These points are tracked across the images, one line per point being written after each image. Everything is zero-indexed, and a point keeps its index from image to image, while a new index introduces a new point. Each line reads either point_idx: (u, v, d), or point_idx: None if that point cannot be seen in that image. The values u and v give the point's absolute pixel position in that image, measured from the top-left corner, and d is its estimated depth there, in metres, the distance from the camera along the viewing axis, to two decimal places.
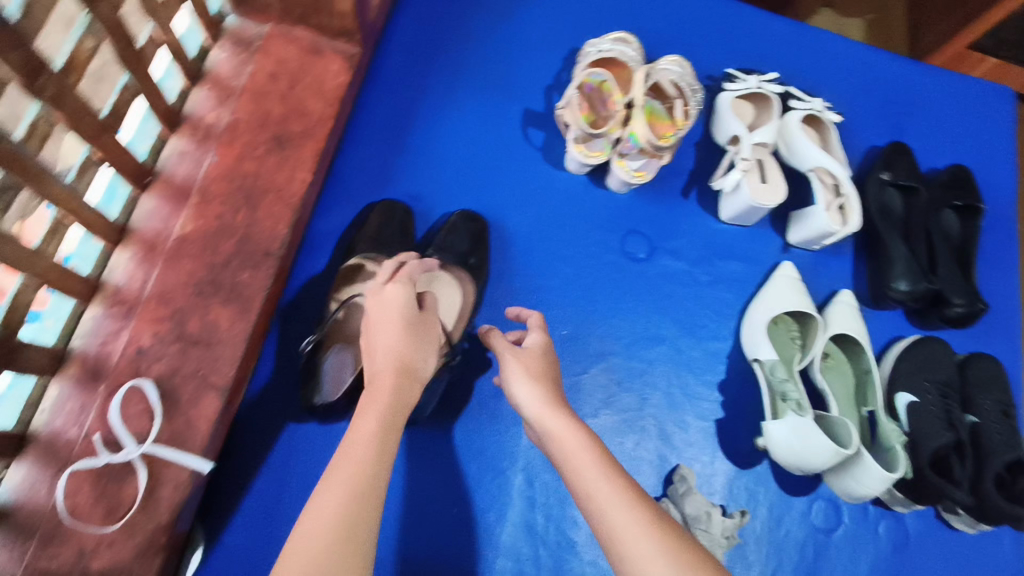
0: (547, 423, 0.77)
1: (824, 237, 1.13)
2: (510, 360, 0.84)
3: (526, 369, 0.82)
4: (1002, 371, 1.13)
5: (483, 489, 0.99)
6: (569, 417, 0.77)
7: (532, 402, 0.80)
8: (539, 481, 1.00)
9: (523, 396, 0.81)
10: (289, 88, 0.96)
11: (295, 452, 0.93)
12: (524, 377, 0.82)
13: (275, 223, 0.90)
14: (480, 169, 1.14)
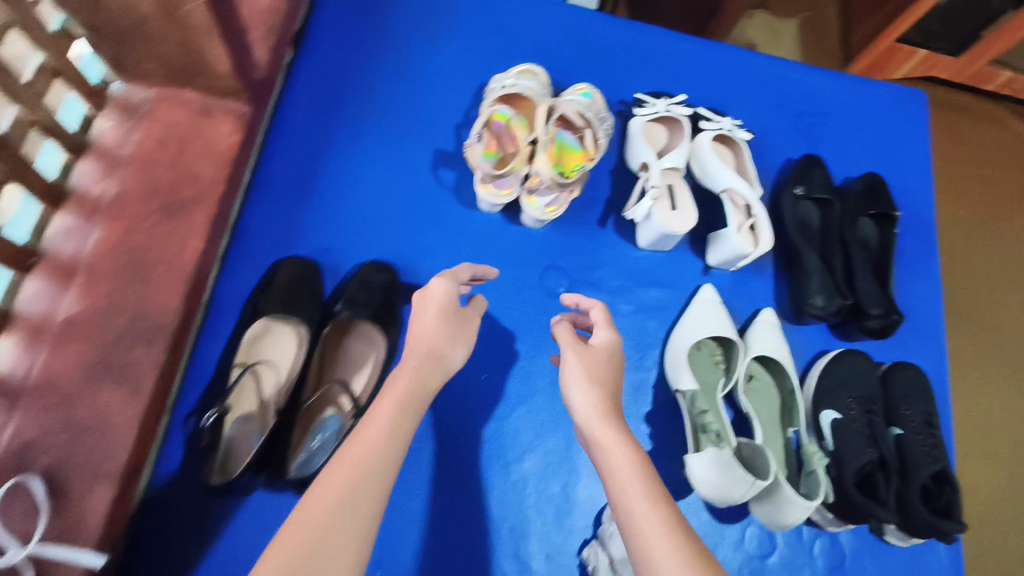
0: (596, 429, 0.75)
1: (739, 259, 1.13)
2: (573, 358, 0.83)
3: (586, 373, 0.80)
4: (925, 379, 1.13)
5: (412, 551, 0.96)
6: (619, 428, 0.75)
7: (584, 406, 0.78)
8: (469, 536, 0.99)
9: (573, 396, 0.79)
10: (178, 153, 0.94)
11: (204, 530, 0.89)
12: (580, 378, 0.80)
13: (168, 296, 0.88)
14: (393, 215, 1.13)
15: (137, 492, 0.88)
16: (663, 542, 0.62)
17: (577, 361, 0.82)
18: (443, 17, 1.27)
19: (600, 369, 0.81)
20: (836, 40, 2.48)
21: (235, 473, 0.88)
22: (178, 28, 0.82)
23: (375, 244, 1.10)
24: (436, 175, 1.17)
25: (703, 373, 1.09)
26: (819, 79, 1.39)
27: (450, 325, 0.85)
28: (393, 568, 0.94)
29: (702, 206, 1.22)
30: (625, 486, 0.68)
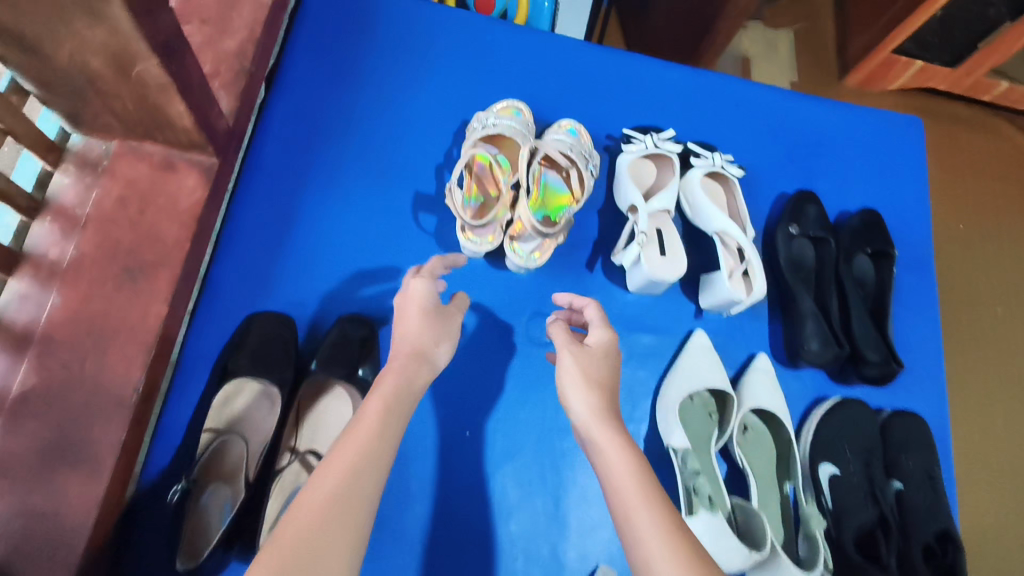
0: (595, 433, 0.73)
1: (732, 305, 1.08)
2: (570, 358, 0.81)
3: (582, 374, 0.79)
4: (925, 428, 1.10)
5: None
6: (616, 434, 0.73)
7: (583, 410, 0.76)
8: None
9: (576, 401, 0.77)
10: (139, 213, 0.90)
11: None
12: (578, 380, 0.78)
13: (128, 366, 0.83)
14: (371, 264, 1.08)
15: (111, 538, 0.83)
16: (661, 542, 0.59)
17: (575, 362, 0.80)
18: (422, 52, 1.22)
19: (596, 370, 0.79)
20: (832, 52, 2.44)
21: (203, 554, 0.83)
22: (133, 88, 0.77)
23: (352, 295, 1.06)
24: (416, 219, 1.12)
25: (695, 426, 1.05)
26: (814, 108, 1.34)
27: (435, 322, 0.86)
28: None
29: (694, 247, 1.18)
30: (620, 489, 0.66)
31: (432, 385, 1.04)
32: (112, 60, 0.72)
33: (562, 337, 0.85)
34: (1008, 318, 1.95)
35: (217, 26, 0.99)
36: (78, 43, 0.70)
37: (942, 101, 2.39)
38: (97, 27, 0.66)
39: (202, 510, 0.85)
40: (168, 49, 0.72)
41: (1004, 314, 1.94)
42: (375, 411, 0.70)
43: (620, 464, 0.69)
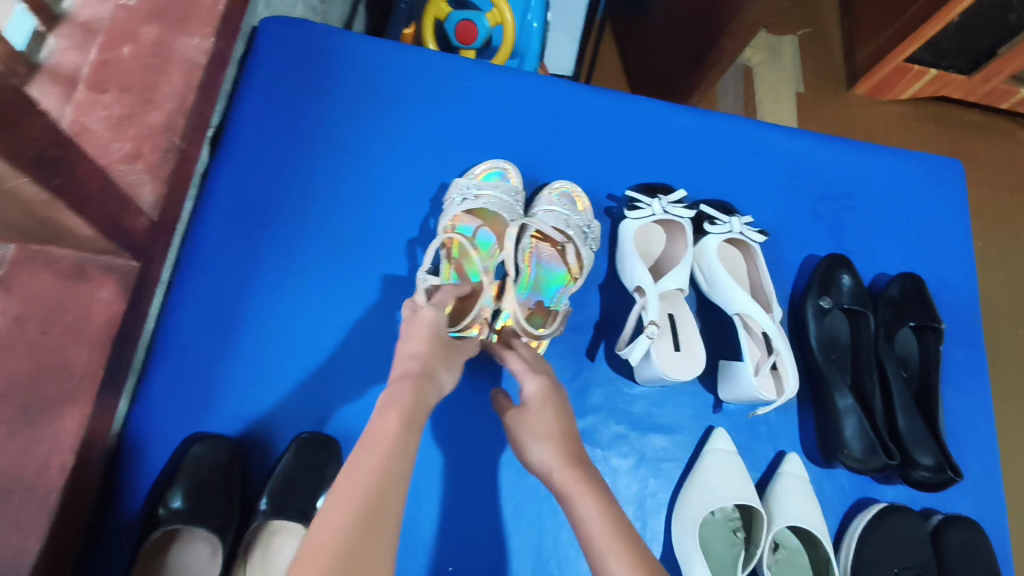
0: (559, 485, 0.66)
1: (756, 403, 0.93)
2: (518, 420, 0.76)
3: (535, 429, 0.73)
4: (986, 538, 0.94)
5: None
6: (585, 478, 0.66)
7: (545, 463, 0.70)
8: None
9: (537, 453, 0.71)
10: (41, 333, 0.73)
11: None
12: (531, 435, 0.73)
13: (24, 537, 0.67)
14: (333, 365, 0.92)
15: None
16: None
17: (523, 422, 0.75)
18: (391, 103, 1.06)
19: (545, 420, 0.73)
20: (839, 57, 2.29)
21: None
22: (13, 202, 0.62)
23: (314, 405, 0.90)
24: (388, 307, 0.96)
25: (718, 548, 0.90)
26: (842, 151, 1.19)
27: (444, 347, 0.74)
28: None
29: (710, 327, 1.03)
30: (589, 522, 0.61)
31: (430, 416, 0.94)
32: None
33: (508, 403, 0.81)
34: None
35: (139, 94, 0.84)
36: None
37: (956, 110, 2.26)
38: None
39: None
40: (45, 163, 0.58)
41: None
42: (393, 426, 0.61)
43: (586, 507, 0.63)
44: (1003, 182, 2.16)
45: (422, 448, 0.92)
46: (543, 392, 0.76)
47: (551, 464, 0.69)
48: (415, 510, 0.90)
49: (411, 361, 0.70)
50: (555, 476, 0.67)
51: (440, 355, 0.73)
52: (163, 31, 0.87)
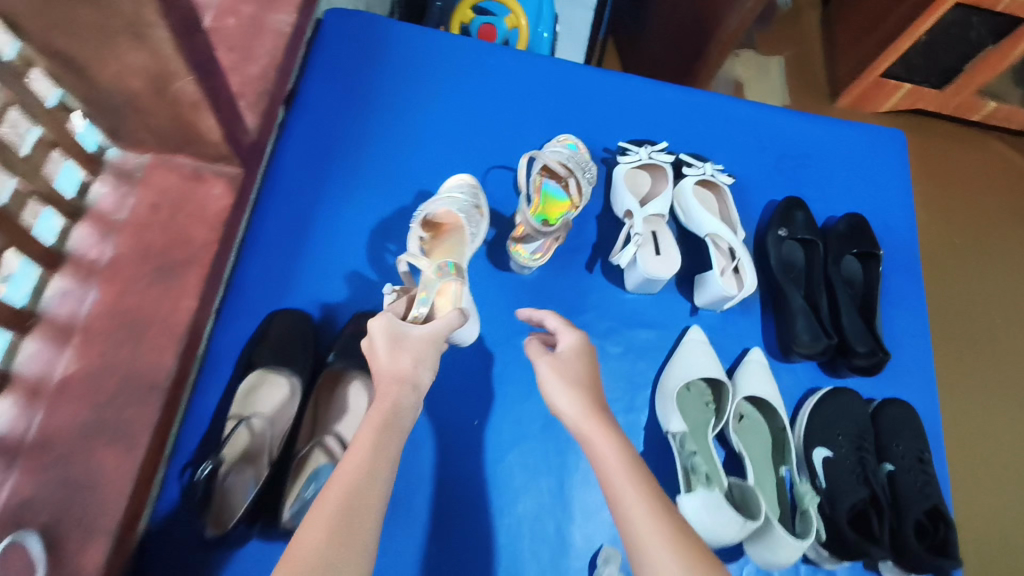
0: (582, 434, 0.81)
1: (724, 301, 1.15)
2: (548, 370, 0.88)
3: (562, 378, 0.86)
4: (915, 413, 1.15)
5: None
6: (606, 425, 0.80)
7: (571, 411, 0.83)
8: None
9: (564, 402, 0.85)
10: (170, 217, 0.97)
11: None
12: (559, 386, 0.86)
13: (159, 354, 0.89)
14: (382, 267, 1.14)
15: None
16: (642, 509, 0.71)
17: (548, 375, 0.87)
18: (430, 75, 1.32)
19: (574, 373, 0.87)
20: (821, 73, 2.55)
21: (230, 523, 0.89)
22: (170, 106, 0.87)
23: (367, 295, 1.13)
24: None
25: (692, 414, 1.11)
26: (801, 120, 1.42)
27: (407, 344, 0.84)
28: None
29: (686, 249, 1.25)
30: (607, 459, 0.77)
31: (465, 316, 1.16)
32: (152, 77, 0.81)
33: (535, 348, 0.93)
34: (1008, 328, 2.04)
35: (241, 52, 1.10)
36: (123, 65, 0.80)
37: (932, 122, 2.46)
38: (140, 52, 0.76)
39: (224, 487, 0.91)
40: (202, 71, 0.83)
41: (1002, 323, 2.04)
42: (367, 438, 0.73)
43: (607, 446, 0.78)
44: (981, 187, 2.33)
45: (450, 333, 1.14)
46: (576, 348, 0.92)
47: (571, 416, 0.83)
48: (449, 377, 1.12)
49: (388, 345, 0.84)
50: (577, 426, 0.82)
51: (403, 342, 0.84)
52: (259, 7, 1.12)
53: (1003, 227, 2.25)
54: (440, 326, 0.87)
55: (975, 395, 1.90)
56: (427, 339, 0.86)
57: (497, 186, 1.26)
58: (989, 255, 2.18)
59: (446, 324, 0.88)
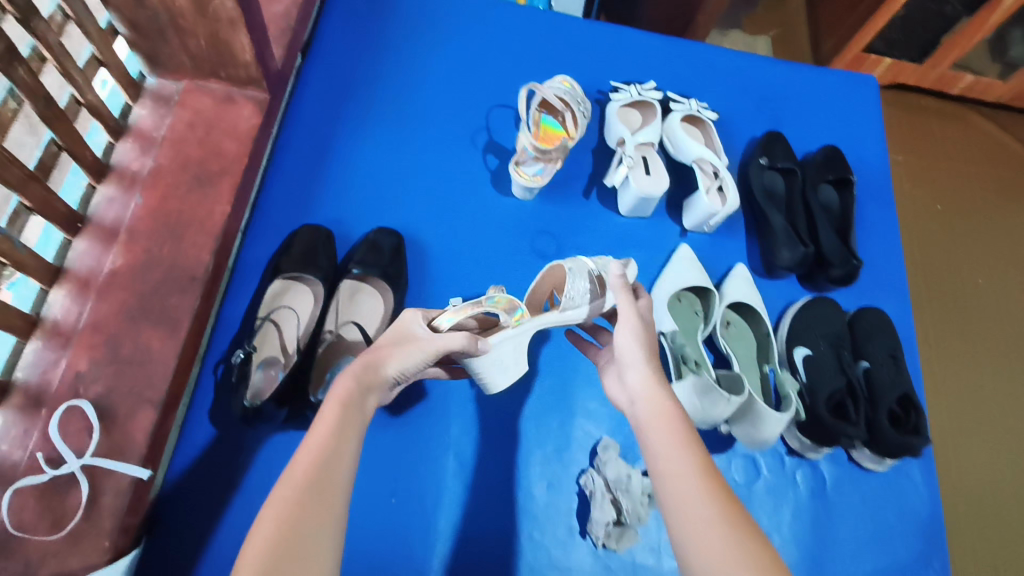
0: (640, 412, 0.80)
1: (710, 219, 1.23)
2: (627, 341, 0.85)
3: (642, 348, 0.85)
4: (888, 319, 1.24)
5: (432, 505, 1.04)
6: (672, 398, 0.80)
7: (639, 381, 0.83)
8: (470, 488, 1.06)
9: (636, 372, 0.83)
10: (205, 134, 1.07)
11: (254, 460, 1.00)
12: (635, 358, 0.84)
13: (200, 251, 0.99)
14: (393, 191, 1.23)
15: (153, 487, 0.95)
16: (691, 482, 0.70)
17: (626, 342, 0.85)
18: (437, 18, 1.39)
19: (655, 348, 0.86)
20: None
21: (263, 396, 1.00)
22: (208, 24, 0.96)
23: (380, 216, 1.21)
24: (432, 157, 1.27)
25: (683, 319, 1.19)
26: (782, 64, 1.51)
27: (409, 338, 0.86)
28: (410, 486, 1.05)
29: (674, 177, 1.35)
30: (662, 429, 0.76)
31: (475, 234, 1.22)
32: None
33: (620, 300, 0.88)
34: (990, 292, 1.70)
35: None
36: None
37: (911, 96, 2.02)
38: None
39: (255, 378, 1.02)
40: None
41: (985, 287, 1.71)
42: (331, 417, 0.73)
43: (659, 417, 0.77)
44: (946, 156, 1.92)
45: (458, 251, 1.21)
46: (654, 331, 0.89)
47: (638, 392, 0.82)
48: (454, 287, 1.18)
49: (383, 344, 0.85)
50: (640, 402, 0.81)
51: (405, 337, 0.86)
52: None
53: (979, 194, 1.86)
54: (446, 344, 0.85)
55: (966, 386, 1.55)
56: (425, 346, 0.84)
57: (499, 121, 1.33)
58: (946, 226, 1.78)
59: (447, 344, 0.85)
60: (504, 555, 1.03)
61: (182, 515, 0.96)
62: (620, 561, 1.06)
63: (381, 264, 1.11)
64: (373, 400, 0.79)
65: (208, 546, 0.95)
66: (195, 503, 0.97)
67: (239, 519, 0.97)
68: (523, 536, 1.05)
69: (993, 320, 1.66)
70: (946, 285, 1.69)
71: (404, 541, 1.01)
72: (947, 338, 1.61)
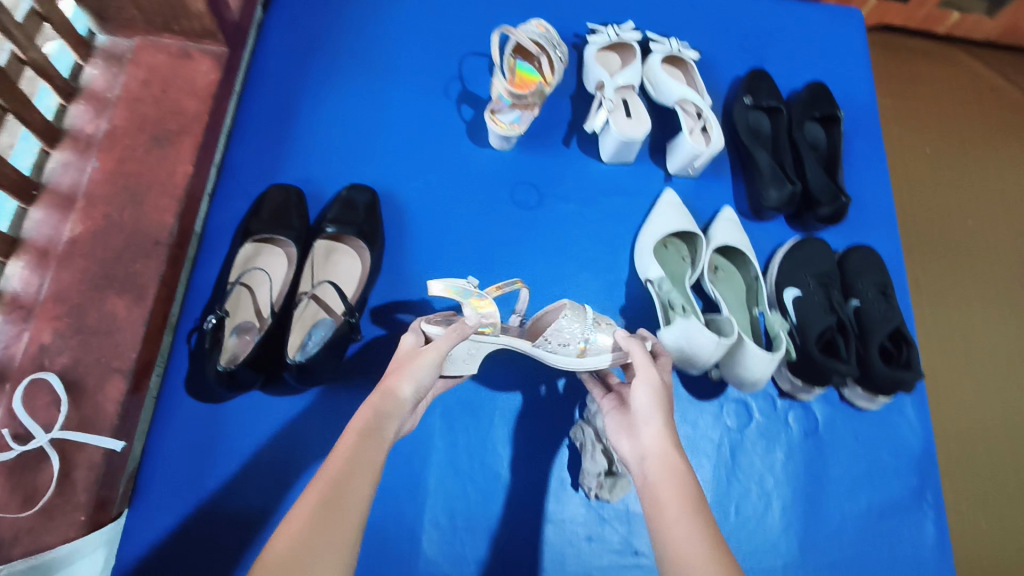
0: (651, 470, 0.72)
1: (694, 160, 1.19)
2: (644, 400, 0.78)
3: (658, 407, 0.77)
4: (879, 257, 1.22)
5: (421, 465, 1.02)
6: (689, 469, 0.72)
7: (652, 444, 0.74)
8: (460, 446, 1.04)
9: (649, 435, 0.75)
10: (162, 92, 1.02)
11: (234, 428, 0.98)
12: (651, 417, 0.76)
13: (163, 214, 0.95)
14: (365, 148, 1.18)
15: (132, 457, 0.93)
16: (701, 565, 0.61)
17: (643, 398, 0.77)
18: None
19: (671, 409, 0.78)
20: None
21: (239, 358, 0.97)
22: None
23: (353, 173, 1.16)
24: (405, 111, 1.22)
25: (670, 265, 1.16)
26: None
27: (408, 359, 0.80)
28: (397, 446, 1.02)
29: (656, 121, 1.30)
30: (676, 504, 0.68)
31: (451, 189, 1.18)
32: None
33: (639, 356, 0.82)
34: (979, 233, 1.57)
35: None
36: None
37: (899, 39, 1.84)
38: None
39: (230, 343, 0.99)
40: None
41: (976, 228, 1.57)
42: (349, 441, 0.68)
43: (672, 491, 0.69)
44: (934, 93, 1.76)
45: (434, 206, 1.17)
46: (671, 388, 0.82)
47: (650, 449, 0.74)
48: (432, 243, 1.14)
49: (396, 366, 0.80)
50: (651, 460, 0.73)
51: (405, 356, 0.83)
52: None
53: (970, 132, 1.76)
54: (442, 342, 0.79)
55: (959, 335, 1.44)
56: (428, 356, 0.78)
57: (472, 71, 1.27)
58: (936, 168, 1.64)
59: (445, 342, 0.79)
60: (496, 511, 1.01)
61: (164, 486, 0.94)
62: (614, 511, 1.05)
63: (354, 223, 1.06)
64: (393, 427, 0.73)
65: (194, 515, 0.93)
66: (176, 473, 0.94)
67: (223, 487, 0.95)
68: (515, 491, 1.03)
69: (987, 262, 1.53)
70: (933, 229, 1.55)
71: (394, 501, 1.00)
72: (941, 286, 1.49)
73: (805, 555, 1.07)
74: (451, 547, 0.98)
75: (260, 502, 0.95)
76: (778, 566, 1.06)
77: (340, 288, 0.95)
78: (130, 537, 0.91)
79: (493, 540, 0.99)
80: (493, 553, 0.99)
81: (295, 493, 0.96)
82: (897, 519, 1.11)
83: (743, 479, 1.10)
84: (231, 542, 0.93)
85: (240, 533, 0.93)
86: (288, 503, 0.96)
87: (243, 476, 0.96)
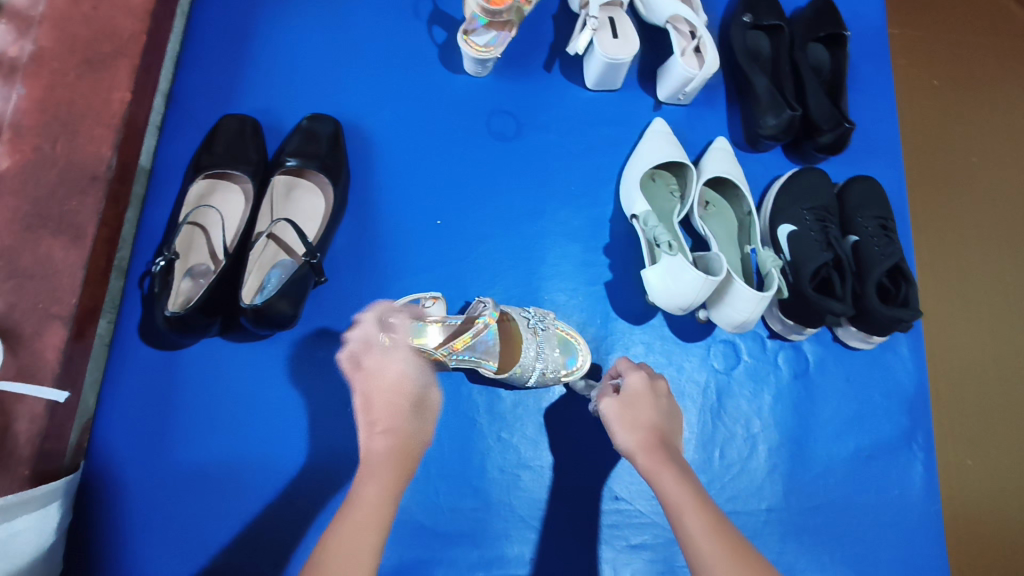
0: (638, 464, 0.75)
1: (686, 84, 1.09)
2: (613, 411, 0.80)
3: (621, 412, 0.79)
4: (881, 189, 1.14)
5: None
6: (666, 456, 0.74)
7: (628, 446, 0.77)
8: None
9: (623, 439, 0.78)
10: (93, 9, 0.91)
11: (192, 377, 0.93)
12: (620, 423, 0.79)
13: (99, 146, 0.87)
14: (327, 73, 1.08)
15: (86, 409, 0.89)
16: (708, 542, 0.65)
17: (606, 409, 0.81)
18: None
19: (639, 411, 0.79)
20: None
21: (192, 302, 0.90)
22: None
23: (314, 102, 1.07)
24: (370, 33, 1.11)
25: (658, 201, 1.08)
26: None
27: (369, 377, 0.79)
28: None
29: (646, 43, 1.19)
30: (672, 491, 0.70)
31: (423, 121, 1.09)
32: None
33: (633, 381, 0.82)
34: (985, 172, 1.45)
35: None
36: None
37: None
38: None
39: (183, 286, 0.92)
40: None
41: (981, 165, 1.45)
42: None
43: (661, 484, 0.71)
44: (949, 17, 1.57)
45: (404, 139, 1.08)
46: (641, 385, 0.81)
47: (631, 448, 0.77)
48: (401, 178, 1.06)
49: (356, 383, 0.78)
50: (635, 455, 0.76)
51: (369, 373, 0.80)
52: None
53: None
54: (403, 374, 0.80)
55: (957, 278, 1.36)
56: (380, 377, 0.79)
57: None
58: (944, 104, 1.48)
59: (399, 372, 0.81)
60: (468, 458, 0.97)
61: (121, 438, 0.90)
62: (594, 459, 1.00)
63: (314, 158, 0.97)
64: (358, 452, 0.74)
65: (154, 467, 0.90)
66: (133, 425, 0.91)
67: (183, 439, 0.91)
68: (489, 437, 0.99)
69: (991, 201, 1.43)
70: (938, 166, 1.43)
71: None
72: (947, 223, 1.40)
73: (790, 497, 1.05)
74: (422, 493, 0.95)
75: (219, 453, 0.91)
76: (761, 509, 1.04)
77: (299, 228, 0.87)
78: (87, 491, 0.88)
79: (466, 487, 0.96)
80: (466, 499, 0.96)
81: (258, 444, 0.92)
82: (885, 460, 1.08)
83: (729, 422, 1.06)
84: (201, 503, 0.90)
85: (200, 483, 0.90)
86: (249, 453, 0.92)
87: (205, 427, 0.92)
